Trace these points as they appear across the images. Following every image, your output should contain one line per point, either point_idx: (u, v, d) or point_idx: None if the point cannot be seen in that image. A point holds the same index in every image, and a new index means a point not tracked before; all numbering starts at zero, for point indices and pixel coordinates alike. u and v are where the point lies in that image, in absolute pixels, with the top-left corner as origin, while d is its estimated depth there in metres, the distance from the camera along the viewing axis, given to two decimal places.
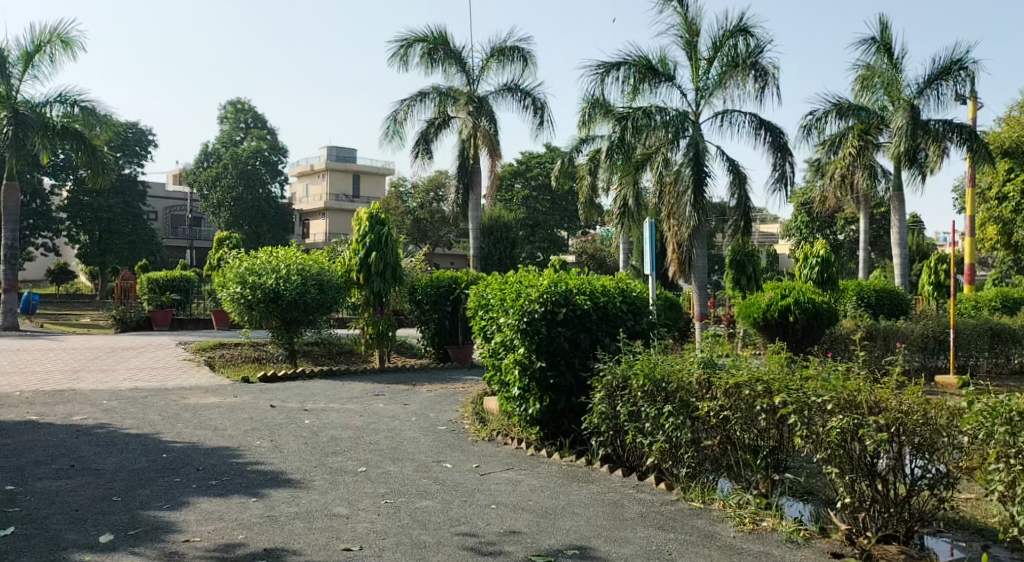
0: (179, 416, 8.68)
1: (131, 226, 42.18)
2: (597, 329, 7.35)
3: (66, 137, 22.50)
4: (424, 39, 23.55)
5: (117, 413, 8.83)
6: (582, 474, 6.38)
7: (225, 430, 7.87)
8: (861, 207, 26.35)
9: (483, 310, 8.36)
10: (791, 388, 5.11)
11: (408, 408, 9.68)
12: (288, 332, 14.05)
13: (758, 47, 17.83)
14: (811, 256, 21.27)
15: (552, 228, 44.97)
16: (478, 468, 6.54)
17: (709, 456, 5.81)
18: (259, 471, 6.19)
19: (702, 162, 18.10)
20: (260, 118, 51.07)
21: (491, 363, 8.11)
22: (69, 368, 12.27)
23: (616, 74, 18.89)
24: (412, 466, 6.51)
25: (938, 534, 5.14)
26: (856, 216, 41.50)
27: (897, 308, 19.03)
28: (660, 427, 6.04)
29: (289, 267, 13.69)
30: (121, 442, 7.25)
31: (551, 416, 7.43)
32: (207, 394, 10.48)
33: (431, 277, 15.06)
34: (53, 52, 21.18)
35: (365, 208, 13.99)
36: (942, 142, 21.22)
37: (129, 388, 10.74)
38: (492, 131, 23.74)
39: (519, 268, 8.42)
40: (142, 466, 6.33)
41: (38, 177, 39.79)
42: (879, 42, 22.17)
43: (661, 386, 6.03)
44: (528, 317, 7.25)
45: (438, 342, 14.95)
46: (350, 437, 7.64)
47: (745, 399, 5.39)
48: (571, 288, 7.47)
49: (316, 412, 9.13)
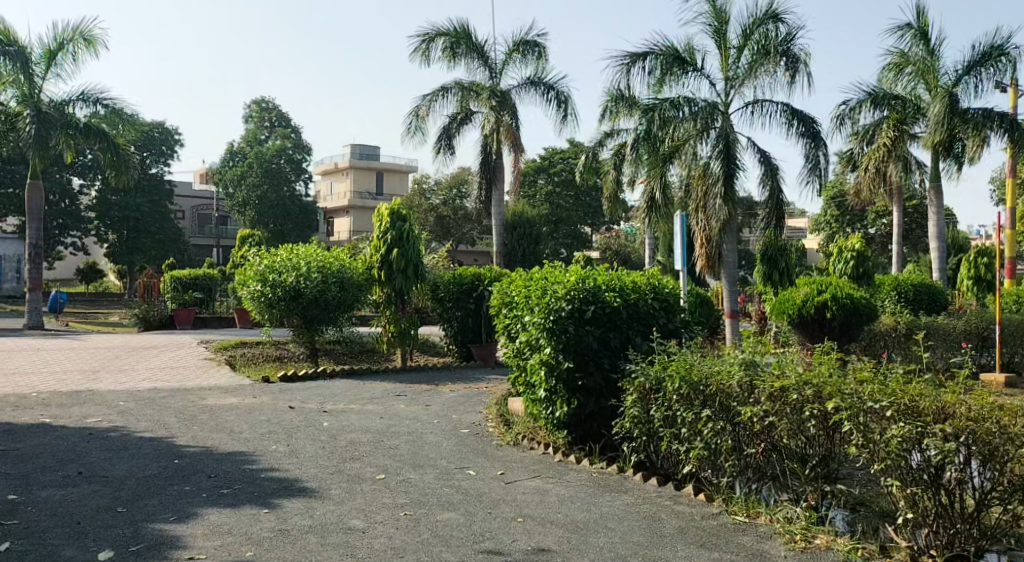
0: (196, 418, 8.39)
1: (158, 225, 42.40)
2: (628, 328, 6.99)
3: (89, 135, 22.33)
4: (446, 34, 23.28)
5: (132, 415, 8.56)
6: (614, 483, 5.99)
7: (241, 433, 7.57)
8: (895, 200, 25.68)
9: (506, 308, 8.00)
10: (844, 392, 4.81)
11: (430, 409, 9.35)
12: (309, 331, 13.78)
13: (792, 33, 17.32)
14: (846, 250, 20.74)
15: (574, 224, 44.42)
16: (504, 475, 6.17)
17: (752, 465, 5.46)
18: (273, 479, 5.87)
19: (732, 155, 17.61)
20: (284, 117, 51.05)
21: (515, 364, 7.72)
22: (88, 368, 12.07)
23: (642, 64, 18.44)
24: (434, 473, 6.16)
25: (1005, 552, 4.74)
26: (889, 209, 40.65)
27: (937, 303, 18.42)
28: (698, 435, 5.69)
29: (309, 265, 13.42)
30: (133, 447, 6.97)
31: (579, 418, 7.07)
32: (225, 395, 10.20)
33: (455, 273, 14.73)
34: (76, 50, 21.06)
35: (386, 203, 13.67)
36: (982, 131, 20.54)
37: (147, 389, 10.50)
38: (514, 125, 23.36)
39: (544, 264, 8.04)
40: (151, 473, 6.03)
41: (66, 177, 40.06)
42: (915, 29, 21.53)
43: (698, 389, 5.66)
44: (554, 316, 6.87)
45: (461, 341, 14.61)
46: (370, 441, 7.31)
47: (793, 404, 5.06)
48: (600, 285, 7.09)
49: (336, 414, 8.82)
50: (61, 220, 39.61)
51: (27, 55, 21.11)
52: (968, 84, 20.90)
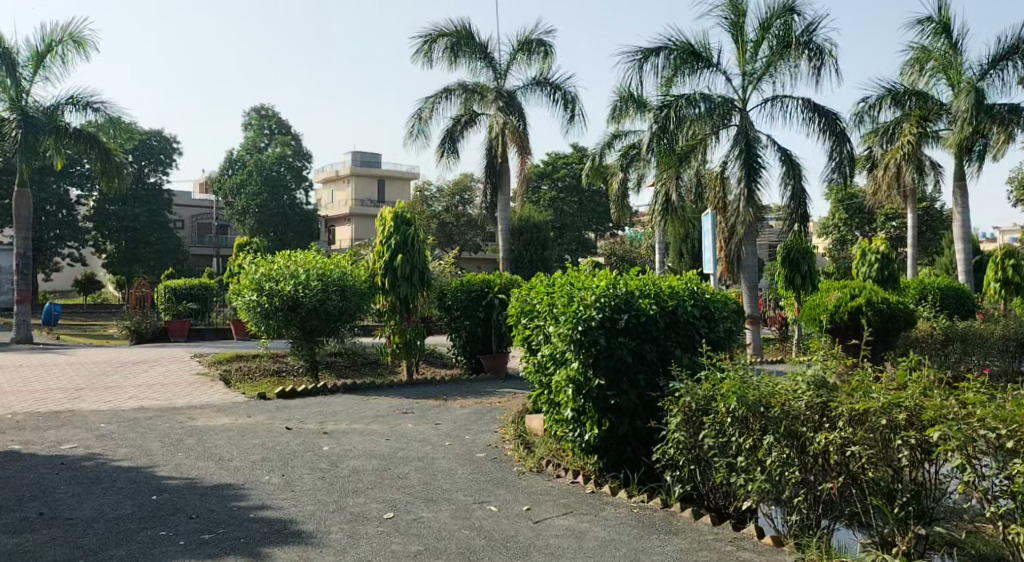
0: (182, 443, 7.55)
1: (157, 234, 41.71)
2: (666, 339, 6.18)
3: (79, 140, 21.45)
4: (448, 34, 22.49)
5: (111, 440, 7.73)
6: (661, 522, 5.20)
7: (230, 461, 6.75)
8: (910, 203, 24.91)
9: (526, 317, 7.16)
10: (947, 416, 4.11)
11: (440, 428, 8.53)
12: (308, 343, 12.94)
13: (813, 24, 16.57)
14: (870, 252, 19.93)
15: (579, 229, 43.68)
16: (530, 512, 5.37)
17: (825, 500, 4.74)
18: (263, 520, 5.05)
19: (754, 153, 16.65)
20: (283, 124, 50.43)
21: (537, 380, 6.89)
22: (72, 386, 11.24)
23: (656, 60, 17.67)
24: (450, 510, 5.34)
25: None
26: (901, 211, 39.89)
27: (964, 308, 17.71)
28: (758, 464, 4.94)
29: (309, 273, 12.57)
30: (108, 478, 6.13)
31: (611, 441, 6.24)
32: (217, 415, 9.36)
33: (463, 280, 13.87)
34: (65, 52, 20.30)
35: (390, 207, 12.93)
36: (1009, 127, 20.02)
37: (132, 409, 9.67)
38: (521, 128, 22.57)
39: (568, 267, 7.21)
40: (124, 513, 5.21)
41: (63, 187, 39.02)
42: (937, 22, 20.72)
43: (758, 411, 4.91)
44: (583, 326, 6.05)
45: (470, 351, 13.81)
46: (374, 469, 6.49)
47: (881, 428, 4.35)
48: (633, 290, 6.27)
49: (337, 436, 7.99)
50: (58, 230, 38.47)
51: (13, 57, 20.36)
52: (992, 79, 20.20)
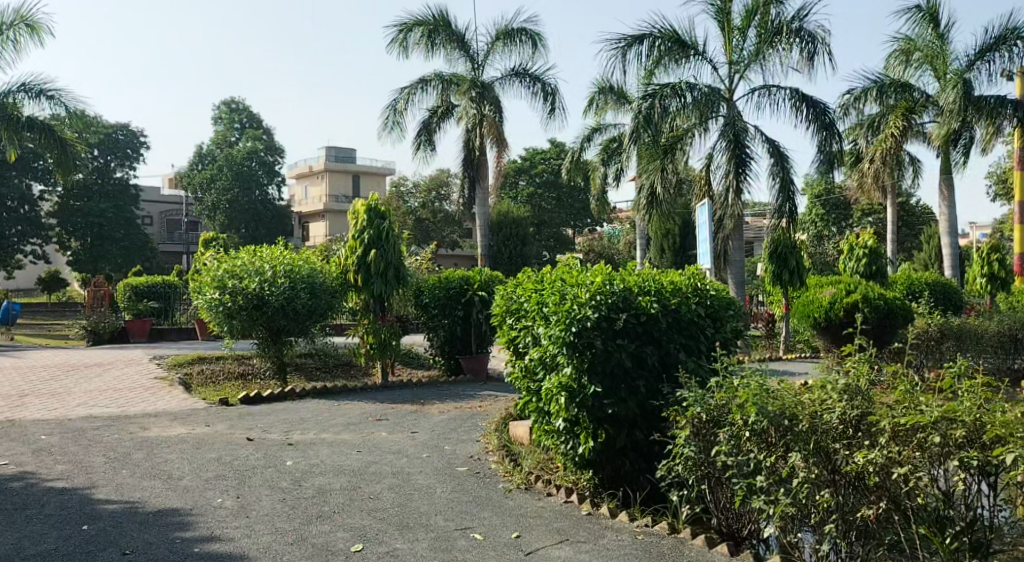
0: (128, 458, 6.78)
1: (124, 231, 40.48)
2: (669, 341, 5.52)
3: (34, 131, 20.43)
4: (423, 23, 21.71)
5: (48, 455, 6.92)
6: (670, 553, 4.56)
7: (180, 480, 6.00)
8: (890, 199, 24.56)
9: (512, 316, 6.48)
10: (1017, 433, 3.50)
11: (417, 438, 7.83)
12: (275, 343, 12.17)
13: (803, 10, 16.07)
14: (857, 247, 19.49)
15: (557, 226, 42.72)
16: (521, 541, 4.70)
17: (861, 528, 4.11)
18: (210, 556, 4.33)
19: (742, 144, 16.07)
20: (254, 118, 49.27)
21: (525, 387, 6.20)
22: (15, 392, 10.36)
23: (639, 48, 17.03)
24: (429, 540, 4.65)
25: None
26: (879, 206, 39.81)
27: (952, 303, 17.41)
28: (781, 486, 4.29)
29: (275, 270, 11.82)
30: (36, 503, 5.35)
31: (608, 454, 5.62)
32: (172, 424, 8.57)
33: (440, 277, 13.15)
34: (16, 36, 19.25)
35: (362, 199, 12.15)
36: (995, 119, 19.59)
37: (79, 417, 8.86)
38: (498, 119, 21.82)
39: (557, 263, 6.55)
40: (46, 549, 4.45)
41: (26, 182, 37.55)
42: (924, 12, 20.37)
43: (781, 424, 4.25)
44: (577, 328, 5.36)
45: (448, 351, 13.08)
46: (342, 488, 5.77)
47: (931, 447, 3.72)
48: (631, 287, 5.61)
49: (303, 449, 7.25)
50: (21, 226, 37.28)
51: None
52: (979, 70, 19.78)
